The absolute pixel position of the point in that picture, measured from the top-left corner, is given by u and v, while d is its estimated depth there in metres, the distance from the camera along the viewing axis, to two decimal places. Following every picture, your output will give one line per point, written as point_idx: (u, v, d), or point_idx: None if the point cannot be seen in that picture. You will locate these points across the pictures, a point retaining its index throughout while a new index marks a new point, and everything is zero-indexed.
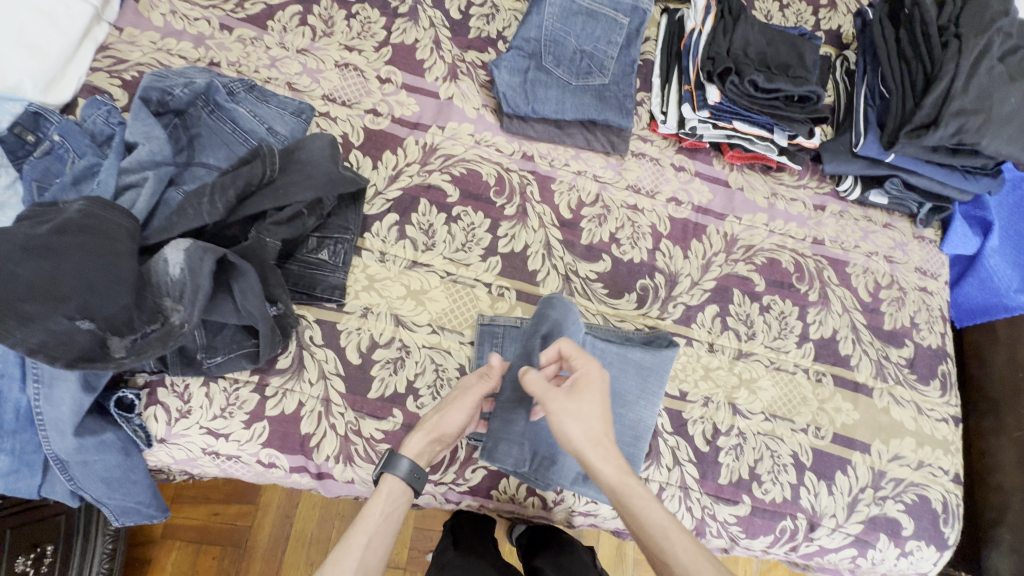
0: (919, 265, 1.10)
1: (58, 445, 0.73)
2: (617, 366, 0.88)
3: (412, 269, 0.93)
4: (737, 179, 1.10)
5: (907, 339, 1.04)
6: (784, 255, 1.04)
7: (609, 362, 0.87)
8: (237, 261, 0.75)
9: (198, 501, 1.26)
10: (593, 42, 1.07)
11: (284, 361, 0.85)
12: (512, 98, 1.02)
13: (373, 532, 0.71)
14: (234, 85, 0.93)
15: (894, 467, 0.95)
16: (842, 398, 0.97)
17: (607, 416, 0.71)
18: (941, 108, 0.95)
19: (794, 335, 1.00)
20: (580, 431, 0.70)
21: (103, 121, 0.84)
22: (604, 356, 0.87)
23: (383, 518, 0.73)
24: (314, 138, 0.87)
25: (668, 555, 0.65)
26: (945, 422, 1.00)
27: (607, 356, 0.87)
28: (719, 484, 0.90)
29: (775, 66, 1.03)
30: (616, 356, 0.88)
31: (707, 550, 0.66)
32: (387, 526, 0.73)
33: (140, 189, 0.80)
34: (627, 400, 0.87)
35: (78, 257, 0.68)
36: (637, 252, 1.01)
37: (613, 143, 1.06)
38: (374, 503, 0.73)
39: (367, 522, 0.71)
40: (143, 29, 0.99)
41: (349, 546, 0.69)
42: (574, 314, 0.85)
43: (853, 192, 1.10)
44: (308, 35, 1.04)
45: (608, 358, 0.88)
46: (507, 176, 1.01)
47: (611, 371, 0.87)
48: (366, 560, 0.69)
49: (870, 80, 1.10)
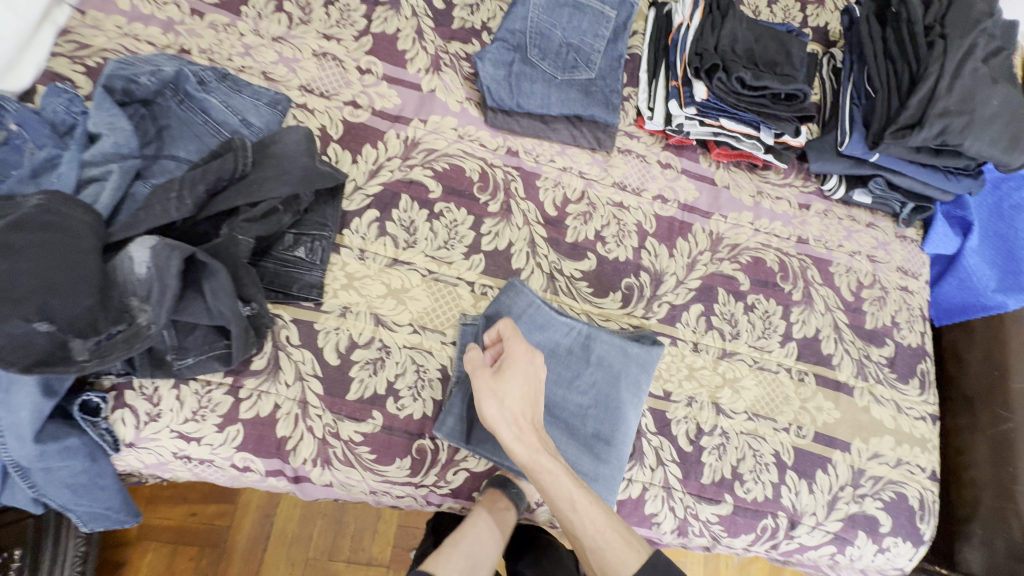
0: (901, 265, 1.10)
1: (17, 453, 0.69)
2: (618, 361, 0.87)
3: (392, 267, 0.91)
4: (724, 177, 1.09)
5: (887, 339, 1.04)
6: (768, 254, 1.04)
7: (614, 358, 0.87)
8: (208, 260, 0.72)
9: (175, 501, 1.23)
10: (580, 35, 1.05)
11: (259, 363, 0.82)
12: (496, 92, 0.99)
13: (482, 534, 0.80)
14: (206, 74, 0.88)
15: (873, 466, 0.96)
16: (823, 397, 0.98)
17: (527, 395, 0.72)
18: (926, 108, 0.95)
19: (778, 334, 1.00)
20: (496, 410, 0.70)
21: (65, 110, 0.80)
22: (609, 351, 0.87)
23: (489, 523, 0.81)
24: (290, 132, 0.84)
25: (577, 526, 0.69)
26: (923, 420, 1.02)
27: (611, 351, 0.87)
28: (701, 484, 0.90)
29: (763, 62, 1.02)
30: (620, 351, 0.87)
31: (615, 520, 0.69)
32: (492, 532, 0.80)
33: (104, 183, 0.76)
34: (632, 398, 0.86)
35: (37, 255, 0.64)
36: (623, 250, 0.99)
37: (599, 139, 1.04)
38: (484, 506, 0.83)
39: (481, 514, 0.82)
40: (108, 13, 0.94)
41: (462, 537, 0.78)
42: (524, 295, 0.87)
43: (837, 190, 1.10)
44: (285, 22, 1.00)
45: (613, 353, 0.87)
46: (491, 171, 0.99)
47: (617, 367, 0.87)
48: (473, 554, 0.77)
49: (855, 79, 1.10)
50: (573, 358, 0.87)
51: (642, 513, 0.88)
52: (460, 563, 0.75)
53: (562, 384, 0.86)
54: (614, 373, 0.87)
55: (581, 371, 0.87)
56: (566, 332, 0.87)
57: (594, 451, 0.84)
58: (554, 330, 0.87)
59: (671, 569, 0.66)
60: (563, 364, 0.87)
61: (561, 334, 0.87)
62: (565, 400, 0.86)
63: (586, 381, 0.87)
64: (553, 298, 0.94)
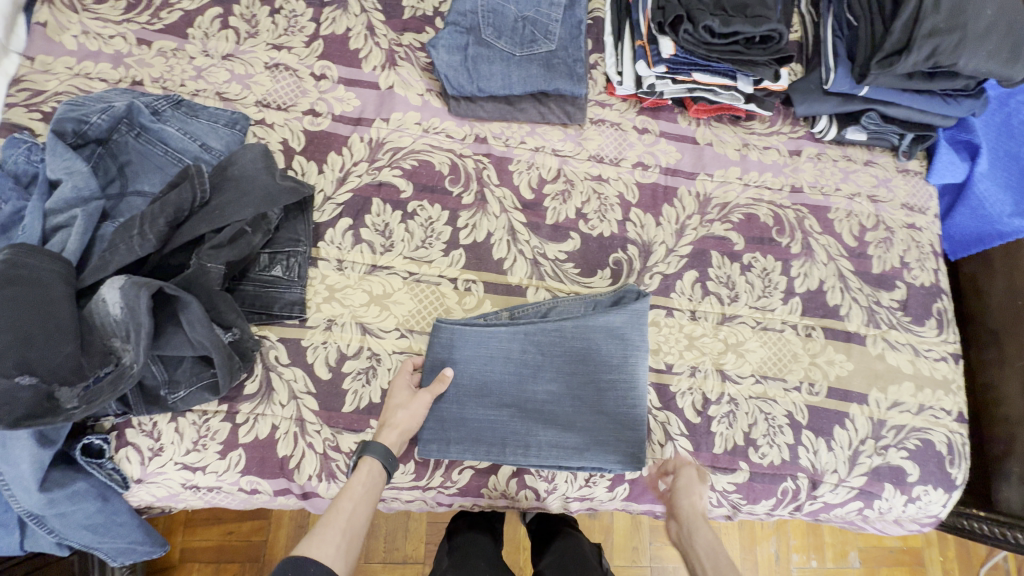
0: (905, 202, 1.04)
1: (28, 502, 0.71)
2: (585, 336, 0.83)
3: (372, 274, 0.89)
4: (705, 134, 1.04)
5: (897, 281, 0.99)
6: (761, 209, 0.99)
7: (576, 337, 0.83)
8: (178, 292, 0.71)
9: (211, 522, 1.26)
10: (535, 6, 1.00)
11: (251, 386, 0.82)
12: (455, 79, 0.95)
13: (343, 513, 0.68)
14: (159, 104, 0.87)
15: (894, 415, 0.92)
16: (834, 350, 0.94)
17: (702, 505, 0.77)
18: (912, 30, 0.88)
19: (779, 291, 0.95)
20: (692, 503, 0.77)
21: (25, 159, 0.80)
22: (565, 333, 0.83)
23: (363, 497, 0.71)
24: (245, 151, 0.82)
25: None
26: (944, 361, 0.96)
27: (568, 334, 0.83)
28: (715, 454, 0.87)
29: (731, 5, 0.93)
30: (578, 328, 0.83)
31: None
32: (365, 505, 0.70)
33: (70, 229, 0.75)
34: (612, 364, 0.83)
35: (12, 311, 0.64)
36: (607, 225, 0.96)
37: (569, 113, 0.99)
38: (349, 487, 0.71)
39: (353, 490, 0.71)
40: (57, 55, 0.92)
41: (336, 514, 0.67)
42: (446, 328, 0.81)
43: (829, 132, 1.04)
44: (232, 38, 0.98)
45: (571, 333, 0.83)
46: (461, 162, 0.96)
47: (580, 345, 0.83)
48: (350, 528, 0.67)
49: (835, 9, 1.03)
50: (529, 357, 0.83)
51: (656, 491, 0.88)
52: (337, 538, 0.65)
53: (526, 381, 0.83)
54: (580, 350, 0.83)
55: (543, 364, 0.83)
56: (510, 339, 0.82)
57: (583, 427, 0.82)
58: (493, 342, 0.82)
59: None
60: (519, 365, 0.83)
61: (507, 341, 0.82)
62: (534, 393, 0.83)
63: (552, 369, 0.83)
64: (540, 284, 0.92)
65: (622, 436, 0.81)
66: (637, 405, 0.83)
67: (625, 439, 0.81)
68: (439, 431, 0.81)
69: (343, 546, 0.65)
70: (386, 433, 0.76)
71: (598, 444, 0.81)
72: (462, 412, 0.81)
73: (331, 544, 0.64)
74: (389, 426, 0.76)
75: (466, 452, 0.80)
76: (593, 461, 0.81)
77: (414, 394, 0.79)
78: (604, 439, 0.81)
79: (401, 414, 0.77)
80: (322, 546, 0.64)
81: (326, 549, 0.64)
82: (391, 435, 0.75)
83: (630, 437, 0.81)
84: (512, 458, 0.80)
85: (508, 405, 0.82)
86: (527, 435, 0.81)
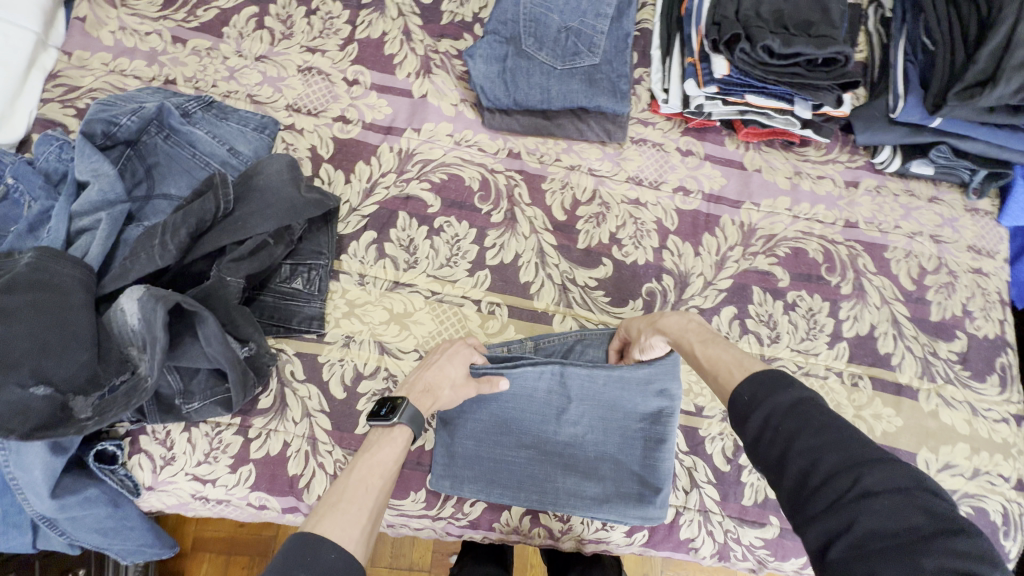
0: (972, 244, 0.95)
1: (40, 506, 0.71)
2: (613, 387, 0.79)
3: (394, 291, 0.86)
4: (754, 160, 0.97)
5: (958, 331, 0.91)
6: (810, 244, 0.92)
7: (607, 385, 0.79)
8: (196, 306, 0.68)
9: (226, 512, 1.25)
10: (580, 17, 0.95)
11: (265, 401, 0.81)
12: (491, 90, 0.91)
13: (371, 493, 0.64)
14: (189, 105, 0.86)
15: (944, 478, 0.84)
16: (882, 403, 0.86)
17: (642, 322, 0.78)
18: (1000, 60, 0.80)
19: (825, 334, 0.89)
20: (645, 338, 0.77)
21: (56, 157, 0.79)
22: (596, 380, 0.79)
23: (390, 469, 0.67)
24: (272, 161, 0.80)
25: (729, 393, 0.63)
26: (1005, 423, 0.88)
27: (599, 381, 0.79)
28: (743, 506, 0.82)
29: (794, 24, 0.87)
30: (612, 380, 0.79)
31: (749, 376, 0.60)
32: (391, 477, 0.67)
33: (94, 232, 0.74)
34: (643, 415, 0.79)
35: (31, 320, 0.63)
36: (641, 252, 0.90)
37: (609, 131, 0.94)
38: (376, 457, 0.67)
39: (384, 466, 0.67)
40: (93, 51, 0.92)
41: (363, 493, 0.63)
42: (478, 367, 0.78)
43: (891, 163, 0.96)
44: (267, 39, 0.95)
45: (602, 382, 0.79)
46: (492, 178, 0.92)
47: (609, 394, 0.79)
48: (375, 509, 0.63)
49: (908, 31, 0.95)
50: (553, 398, 0.79)
51: (676, 539, 0.81)
52: (363, 521, 0.61)
53: (550, 422, 0.79)
54: (609, 399, 0.79)
55: (567, 407, 0.79)
56: (537, 378, 0.78)
57: (603, 475, 0.78)
58: (519, 380, 0.78)
59: (811, 416, 0.54)
60: (543, 405, 0.79)
61: (535, 380, 0.78)
62: (555, 434, 0.79)
63: (576, 410, 0.79)
64: (567, 312, 0.87)
65: (645, 491, 0.77)
66: (665, 458, 0.78)
67: (646, 494, 0.77)
68: (453, 462, 0.77)
69: (367, 530, 0.61)
70: (425, 399, 0.73)
71: (618, 494, 0.77)
72: (478, 448, 0.78)
73: (356, 527, 0.60)
74: (434, 397, 0.74)
75: (480, 493, 0.77)
76: (610, 512, 0.76)
77: (465, 380, 0.75)
78: (626, 490, 0.77)
79: (449, 396, 0.74)
80: (346, 529, 0.59)
81: (350, 533, 0.59)
82: (432, 406, 0.74)
83: (653, 491, 0.76)
84: (527, 502, 0.77)
85: (528, 446, 0.78)
86: (546, 480, 0.77)
